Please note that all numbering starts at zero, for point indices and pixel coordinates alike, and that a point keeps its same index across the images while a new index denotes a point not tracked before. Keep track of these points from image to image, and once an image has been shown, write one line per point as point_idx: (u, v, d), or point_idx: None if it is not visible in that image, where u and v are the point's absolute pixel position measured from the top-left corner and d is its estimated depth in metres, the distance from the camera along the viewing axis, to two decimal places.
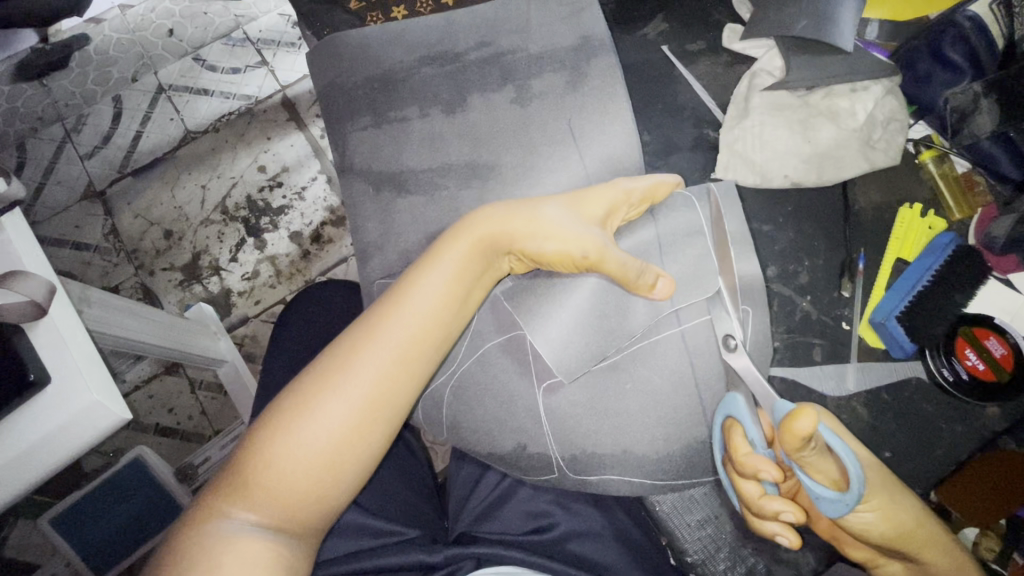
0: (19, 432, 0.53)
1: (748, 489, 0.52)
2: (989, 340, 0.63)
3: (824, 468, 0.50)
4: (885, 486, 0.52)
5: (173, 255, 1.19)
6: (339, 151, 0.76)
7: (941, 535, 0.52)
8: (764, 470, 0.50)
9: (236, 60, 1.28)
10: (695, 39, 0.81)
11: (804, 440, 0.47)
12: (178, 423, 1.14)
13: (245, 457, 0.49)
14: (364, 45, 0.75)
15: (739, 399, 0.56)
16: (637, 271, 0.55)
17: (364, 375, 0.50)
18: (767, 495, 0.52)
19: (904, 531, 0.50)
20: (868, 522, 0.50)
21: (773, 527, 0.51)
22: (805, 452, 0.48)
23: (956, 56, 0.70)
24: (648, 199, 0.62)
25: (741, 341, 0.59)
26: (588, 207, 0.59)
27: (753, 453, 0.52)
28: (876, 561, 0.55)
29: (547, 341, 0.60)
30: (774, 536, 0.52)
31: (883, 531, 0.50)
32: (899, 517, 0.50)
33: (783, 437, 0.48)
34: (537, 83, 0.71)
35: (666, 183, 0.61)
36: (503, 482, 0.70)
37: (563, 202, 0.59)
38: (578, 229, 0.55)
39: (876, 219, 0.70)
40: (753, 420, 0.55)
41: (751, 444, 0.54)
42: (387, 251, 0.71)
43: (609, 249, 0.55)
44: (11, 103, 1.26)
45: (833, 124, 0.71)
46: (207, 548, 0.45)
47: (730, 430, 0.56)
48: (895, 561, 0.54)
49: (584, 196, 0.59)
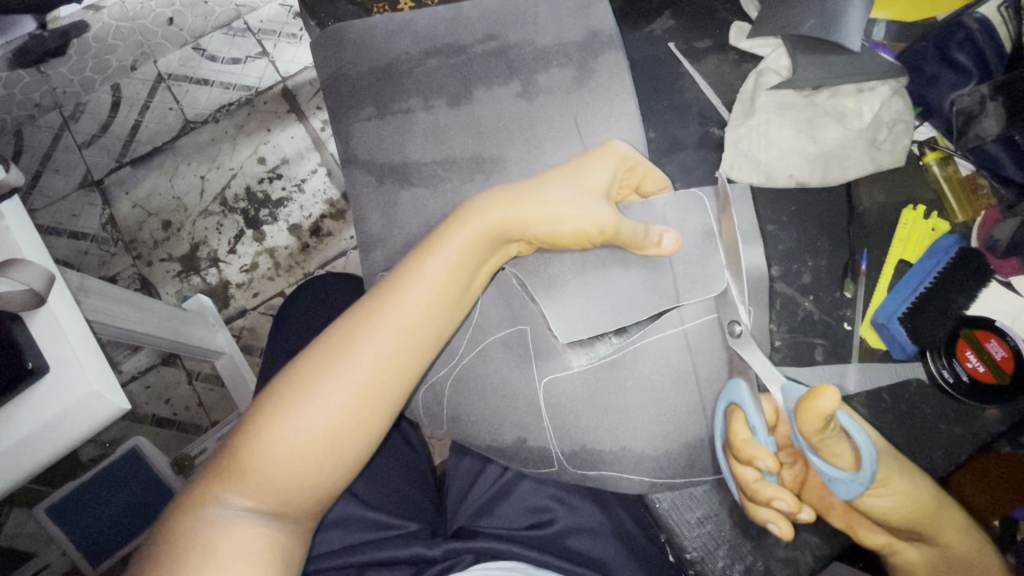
0: (20, 420, 0.53)
1: (746, 474, 0.53)
2: (990, 342, 0.63)
3: (842, 451, 0.49)
4: (905, 468, 0.53)
5: (172, 245, 1.19)
6: (343, 142, 0.75)
7: (959, 518, 0.53)
8: (760, 458, 0.51)
9: (236, 51, 1.27)
10: (702, 36, 0.81)
11: (826, 419, 0.47)
12: (175, 414, 1.14)
13: (241, 441, 0.48)
14: (369, 35, 0.75)
15: (742, 385, 0.56)
16: (645, 232, 0.56)
17: (362, 362, 0.49)
18: (763, 480, 0.52)
19: (924, 512, 0.51)
20: (886, 501, 0.51)
21: (767, 513, 0.51)
22: (826, 433, 0.48)
23: (963, 58, 0.71)
24: (633, 186, 0.63)
25: (746, 326, 0.59)
26: (591, 180, 0.57)
27: (752, 440, 0.53)
28: (893, 546, 0.54)
29: (555, 318, 0.60)
30: (766, 523, 0.51)
31: (902, 509, 0.51)
32: (917, 498, 0.51)
33: (804, 418, 0.48)
34: (543, 78, 0.71)
35: (657, 175, 0.63)
36: (504, 476, 0.69)
37: (567, 179, 0.57)
38: (590, 203, 0.54)
39: (879, 221, 0.70)
40: (753, 405, 0.55)
41: (751, 431, 0.54)
42: (390, 244, 0.71)
43: (621, 221, 0.55)
44: (9, 89, 1.24)
45: (839, 125, 0.72)
46: (200, 534, 0.45)
47: (731, 416, 0.56)
48: (912, 547, 0.54)
49: (586, 168, 0.58)
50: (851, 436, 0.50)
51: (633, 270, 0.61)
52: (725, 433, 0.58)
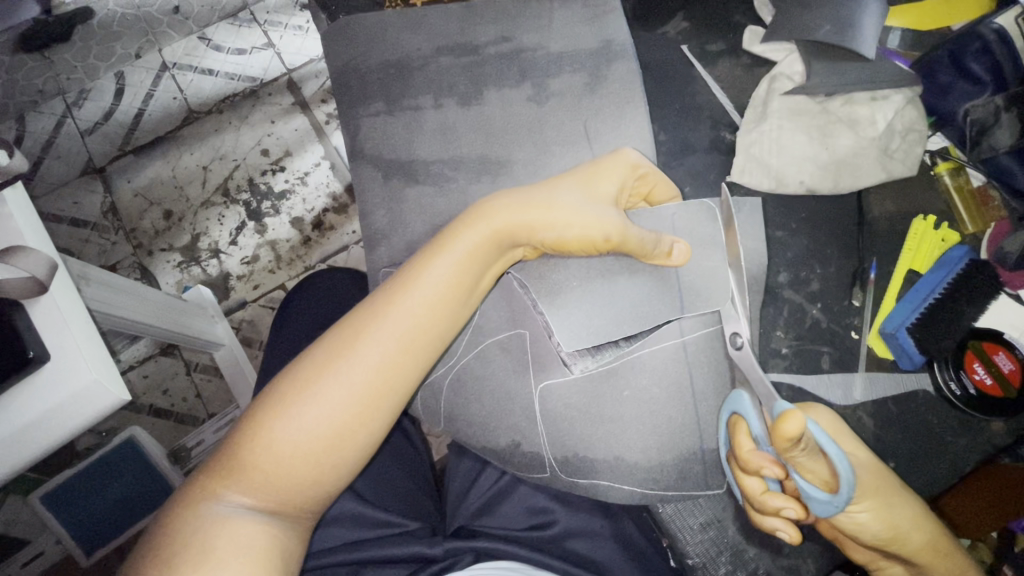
0: (19, 410, 0.52)
1: (751, 484, 0.53)
2: (998, 355, 0.63)
3: (816, 469, 0.50)
4: (885, 489, 0.52)
5: (172, 235, 1.18)
6: (350, 136, 0.75)
7: (944, 543, 0.52)
8: (766, 466, 0.50)
9: (242, 42, 1.26)
10: (715, 41, 0.82)
11: (792, 440, 0.46)
12: (172, 405, 1.13)
13: (242, 437, 0.47)
14: (382, 30, 0.75)
15: (743, 396, 0.54)
16: (655, 242, 0.57)
17: (366, 362, 0.48)
18: (769, 491, 0.52)
19: (898, 533, 0.51)
20: (861, 522, 0.51)
21: (775, 522, 0.52)
22: (795, 452, 0.48)
23: (978, 67, 0.69)
24: (642, 194, 0.64)
25: (748, 339, 0.59)
26: (599, 189, 0.57)
27: (756, 450, 0.52)
28: (877, 563, 0.55)
29: (556, 326, 0.59)
30: (775, 531, 0.52)
31: (875, 531, 0.51)
32: (894, 521, 0.51)
33: (774, 438, 0.47)
34: (555, 83, 0.71)
35: (666, 184, 0.64)
36: (503, 478, 0.68)
37: (575, 184, 0.57)
38: (599, 210, 0.55)
39: (889, 230, 0.71)
40: (757, 416, 0.54)
41: (754, 440, 0.53)
42: (395, 241, 0.70)
43: (629, 229, 0.55)
44: (11, 74, 1.23)
45: (851, 132, 0.71)
46: (197, 531, 0.44)
47: (734, 426, 0.55)
48: (896, 564, 0.54)
49: (595, 175, 0.58)
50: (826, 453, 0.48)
51: (640, 278, 0.60)
52: (729, 442, 0.57)
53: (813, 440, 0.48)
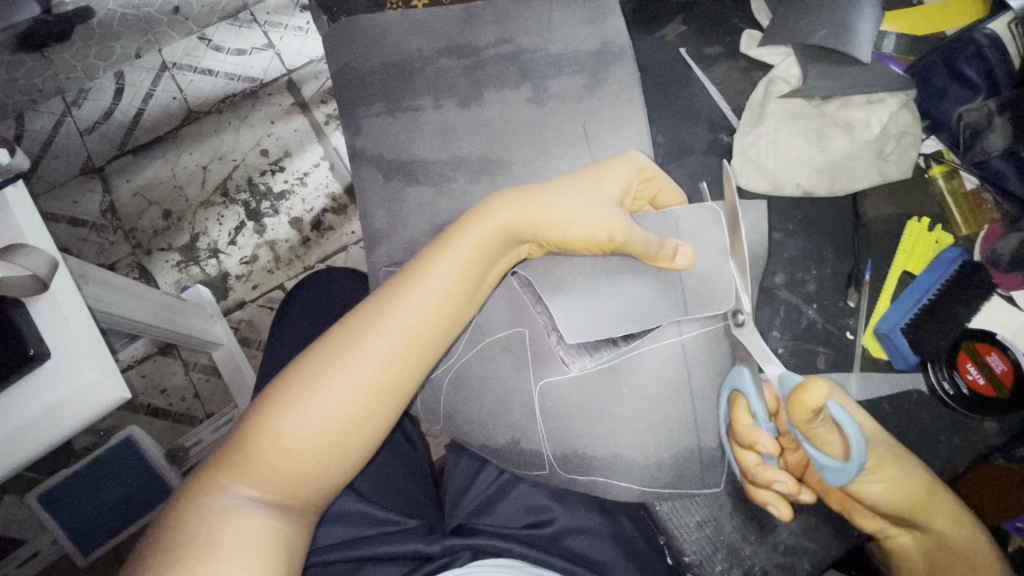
0: (21, 407, 0.53)
1: (748, 458, 0.54)
2: (990, 355, 0.63)
3: (831, 440, 0.50)
4: (893, 456, 0.54)
5: (171, 235, 1.18)
6: (351, 136, 0.75)
7: (953, 506, 0.54)
8: (762, 442, 0.52)
9: (242, 42, 1.26)
10: (712, 44, 0.82)
11: (812, 411, 0.47)
12: (170, 405, 1.13)
13: (248, 430, 0.48)
14: (383, 31, 0.76)
15: (745, 372, 0.57)
16: (658, 245, 0.57)
17: (373, 356, 0.49)
18: (764, 465, 0.53)
19: (912, 499, 0.52)
20: (876, 491, 0.52)
21: (766, 495, 0.53)
22: (813, 423, 0.49)
23: (971, 73, 0.70)
24: (648, 198, 0.65)
25: (750, 316, 0.61)
26: (604, 189, 0.58)
27: (753, 425, 0.54)
28: (887, 532, 0.56)
29: (560, 319, 0.59)
30: (768, 506, 0.53)
31: (891, 499, 0.52)
32: (906, 486, 0.52)
33: (793, 410, 0.48)
34: (554, 84, 0.72)
35: (673, 189, 0.65)
36: (501, 477, 0.69)
37: (580, 183, 0.58)
38: (604, 210, 0.55)
39: (885, 232, 0.72)
40: (756, 392, 0.56)
41: (754, 417, 0.55)
42: (395, 241, 0.70)
43: (633, 230, 0.55)
44: (11, 73, 1.23)
45: (847, 135, 0.72)
46: (204, 522, 0.44)
47: (734, 402, 0.57)
48: (905, 532, 0.55)
49: (601, 175, 0.59)
50: (840, 426, 0.50)
51: (644, 280, 0.61)
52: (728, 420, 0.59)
53: (831, 415, 0.51)
